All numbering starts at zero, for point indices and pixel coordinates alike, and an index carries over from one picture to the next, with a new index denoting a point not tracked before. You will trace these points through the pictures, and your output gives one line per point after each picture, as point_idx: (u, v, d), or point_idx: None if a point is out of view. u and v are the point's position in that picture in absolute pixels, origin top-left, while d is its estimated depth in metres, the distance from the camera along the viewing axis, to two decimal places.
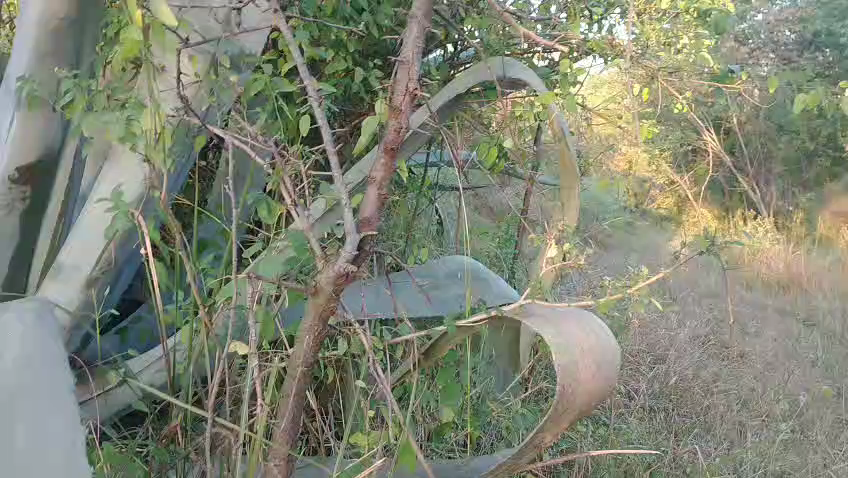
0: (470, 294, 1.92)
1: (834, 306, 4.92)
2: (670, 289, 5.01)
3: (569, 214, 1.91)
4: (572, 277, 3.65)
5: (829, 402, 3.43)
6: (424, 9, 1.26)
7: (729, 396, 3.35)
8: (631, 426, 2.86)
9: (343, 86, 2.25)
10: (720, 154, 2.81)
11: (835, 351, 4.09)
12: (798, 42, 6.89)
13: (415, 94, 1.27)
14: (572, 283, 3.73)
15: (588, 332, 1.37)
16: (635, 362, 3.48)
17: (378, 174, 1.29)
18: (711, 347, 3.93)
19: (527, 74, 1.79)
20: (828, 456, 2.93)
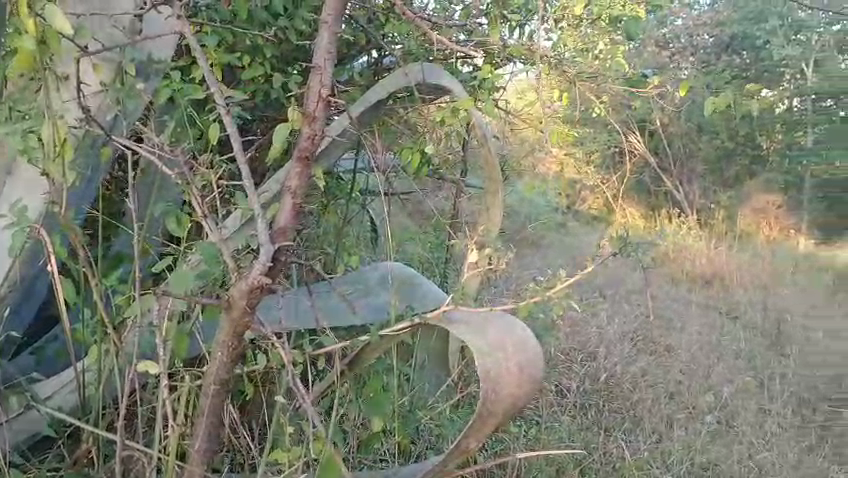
0: (397, 301, 1.90)
1: (755, 299, 5.11)
2: (601, 287, 5.13)
3: (493, 219, 1.91)
4: (504, 278, 3.70)
5: (752, 393, 3.56)
6: (335, 13, 1.24)
7: (657, 390, 3.43)
8: (562, 424, 2.90)
9: (262, 92, 2.20)
10: (643, 156, 2.88)
11: (756, 342, 4.24)
12: (717, 45, 7.63)
13: (329, 101, 1.25)
14: (504, 284, 3.78)
15: (512, 333, 1.38)
16: (567, 360, 3.54)
17: (292, 182, 1.25)
18: (639, 343, 4.04)
19: (446, 81, 1.77)
20: (752, 446, 3.03)
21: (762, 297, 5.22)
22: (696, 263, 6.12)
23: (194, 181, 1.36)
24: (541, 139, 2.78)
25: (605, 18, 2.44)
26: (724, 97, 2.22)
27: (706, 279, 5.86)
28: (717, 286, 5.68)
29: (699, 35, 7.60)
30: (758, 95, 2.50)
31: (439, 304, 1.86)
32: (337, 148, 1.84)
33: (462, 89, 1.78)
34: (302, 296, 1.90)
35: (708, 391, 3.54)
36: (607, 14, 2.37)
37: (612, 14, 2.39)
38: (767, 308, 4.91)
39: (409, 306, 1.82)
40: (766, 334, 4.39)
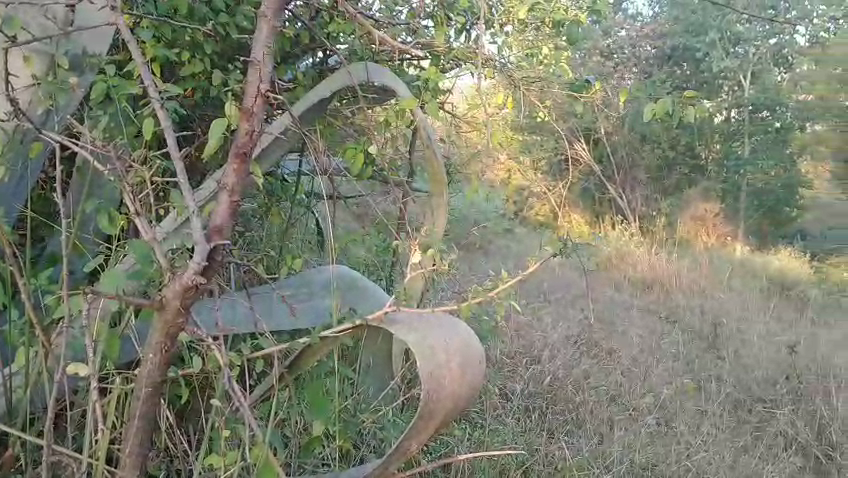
0: (339, 306, 1.89)
1: (693, 304, 5.26)
2: (546, 292, 5.21)
3: (440, 220, 1.90)
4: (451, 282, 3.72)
5: (690, 394, 3.65)
6: (273, 8, 1.25)
7: (600, 391, 3.49)
8: (507, 427, 2.92)
9: (203, 89, 2.17)
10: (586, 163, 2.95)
11: (694, 345, 4.36)
12: (658, 56, 8.04)
13: (268, 97, 1.25)
14: (451, 288, 3.80)
15: (452, 336, 1.38)
16: (512, 363, 3.57)
17: (229, 180, 1.23)
18: (582, 347, 4.10)
19: (390, 80, 1.75)
20: (690, 446, 3.09)
21: (700, 301, 5.37)
22: (638, 268, 6.26)
23: (127, 178, 1.34)
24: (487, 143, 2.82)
25: (549, 25, 2.50)
26: (663, 103, 2.31)
27: (647, 284, 6.00)
28: (658, 290, 5.83)
29: (642, 47, 8.02)
30: (697, 103, 2.57)
31: (381, 301, 1.85)
32: (280, 147, 1.82)
33: (406, 88, 1.75)
34: (240, 300, 1.87)
35: (648, 393, 3.61)
36: (550, 20, 2.41)
37: (555, 21, 2.45)
38: (705, 312, 5.06)
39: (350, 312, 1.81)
40: (703, 337, 4.51)
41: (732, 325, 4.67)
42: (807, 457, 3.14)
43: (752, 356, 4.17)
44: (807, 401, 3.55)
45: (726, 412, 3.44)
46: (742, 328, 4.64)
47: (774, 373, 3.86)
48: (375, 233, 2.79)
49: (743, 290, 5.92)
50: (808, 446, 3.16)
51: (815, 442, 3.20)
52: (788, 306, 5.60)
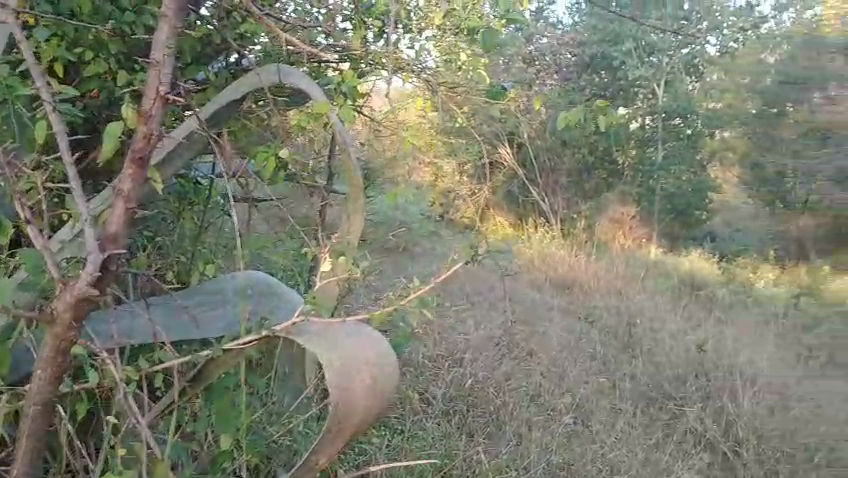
0: (249, 312, 1.83)
1: (610, 304, 5.42)
2: (470, 294, 5.25)
3: (356, 227, 1.87)
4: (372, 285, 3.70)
5: (607, 394, 3.74)
6: (175, 4, 1.21)
7: (520, 393, 3.53)
8: (425, 433, 2.91)
9: (107, 91, 2.08)
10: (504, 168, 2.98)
11: (611, 345, 4.48)
12: (577, 63, 8.26)
13: (169, 98, 1.20)
14: (373, 292, 3.78)
15: (368, 347, 1.35)
16: (434, 367, 3.58)
17: (125, 186, 1.19)
18: (504, 349, 4.15)
19: (306, 84, 1.70)
20: (605, 445, 3.17)
21: (617, 302, 5.52)
22: (558, 271, 6.39)
23: (17, 184, 1.27)
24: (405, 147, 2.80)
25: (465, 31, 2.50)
26: (575, 112, 2.35)
27: (568, 285, 6.14)
28: (577, 291, 5.97)
29: (562, 54, 8.19)
30: (612, 110, 2.64)
31: (291, 309, 1.79)
32: (187, 151, 1.82)
33: (322, 91, 1.70)
34: (137, 306, 1.80)
35: (566, 393, 3.69)
36: (465, 27, 2.41)
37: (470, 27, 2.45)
38: (622, 312, 5.22)
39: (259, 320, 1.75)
40: (619, 338, 4.64)
41: (646, 325, 4.83)
42: (714, 453, 3.27)
43: (664, 354, 4.31)
44: (714, 399, 3.70)
45: (639, 411, 3.54)
46: (655, 327, 4.80)
47: (684, 371, 4.01)
48: (285, 239, 2.72)
49: (657, 291, 6.13)
50: (715, 442, 3.30)
51: (722, 438, 3.33)
52: (699, 306, 5.83)
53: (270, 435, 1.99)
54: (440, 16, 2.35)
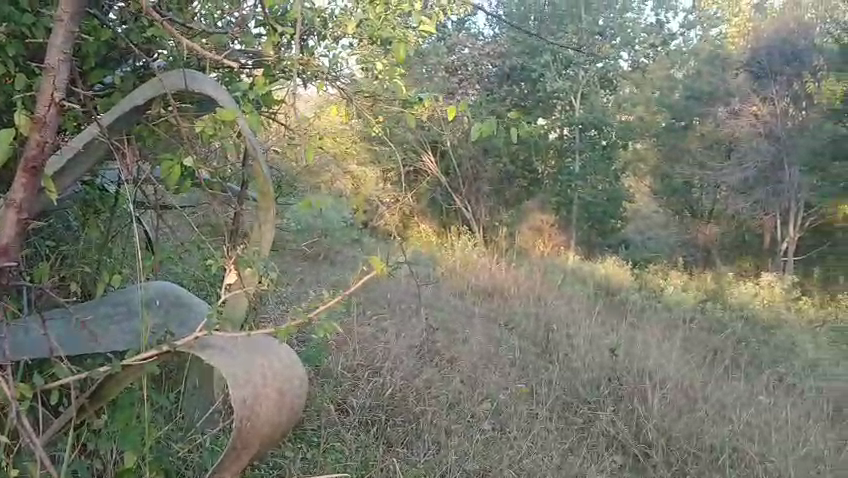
0: (151, 325, 1.80)
1: (529, 310, 5.54)
2: (392, 301, 5.27)
3: (266, 238, 1.85)
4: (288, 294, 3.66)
5: (524, 399, 3.82)
6: (68, 14, 1.47)
7: (441, 401, 3.55)
8: (344, 447, 2.88)
9: (5, 93, 1.98)
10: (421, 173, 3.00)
11: (529, 351, 4.57)
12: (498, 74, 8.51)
13: (58, 104, 1.47)
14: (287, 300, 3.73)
15: (271, 360, 1.36)
16: (354, 378, 3.56)
17: (17, 196, 1.46)
18: (424, 357, 4.16)
19: (213, 90, 1.69)
20: (521, 450, 3.20)
21: (536, 308, 5.64)
22: (479, 279, 6.49)
23: None
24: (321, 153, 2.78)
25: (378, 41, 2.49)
26: (488, 123, 2.39)
27: (488, 291, 6.25)
28: (497, 298, 6.03)
29: (484, 65, 8.93)
30: (528, 122, 2.73)
31: (198, 320, 1.78)
32: (87, 157, 1.80)
33: (229, 97, 1.68)
34: (32, 322, 1.79)
35: (485, 399, 3.73)
36: (377, 35, 2.39)
37: (383, 35, 2.44)
38: (541, 317, 5.35)
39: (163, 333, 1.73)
40: (537, 344, 4.75)
41: (563, 331, 4.95)
42: (626, 455, 3.35)
43: (579, 358, 4.41)
44: (626, 402, 3.79)
45: (555, 416, 3.62)
46: (571, 332, 4.94)
47: (598, 374, 4.10)
48: (189, 247, 2.62)
49: (573, 298, 6.28)
50: (627, 444, 3.38)
51: (633, 440, 3.42)
52: (612, 312, 6.01)
53: (174, 452, 1.96)
54: (352, 22, 2.29)
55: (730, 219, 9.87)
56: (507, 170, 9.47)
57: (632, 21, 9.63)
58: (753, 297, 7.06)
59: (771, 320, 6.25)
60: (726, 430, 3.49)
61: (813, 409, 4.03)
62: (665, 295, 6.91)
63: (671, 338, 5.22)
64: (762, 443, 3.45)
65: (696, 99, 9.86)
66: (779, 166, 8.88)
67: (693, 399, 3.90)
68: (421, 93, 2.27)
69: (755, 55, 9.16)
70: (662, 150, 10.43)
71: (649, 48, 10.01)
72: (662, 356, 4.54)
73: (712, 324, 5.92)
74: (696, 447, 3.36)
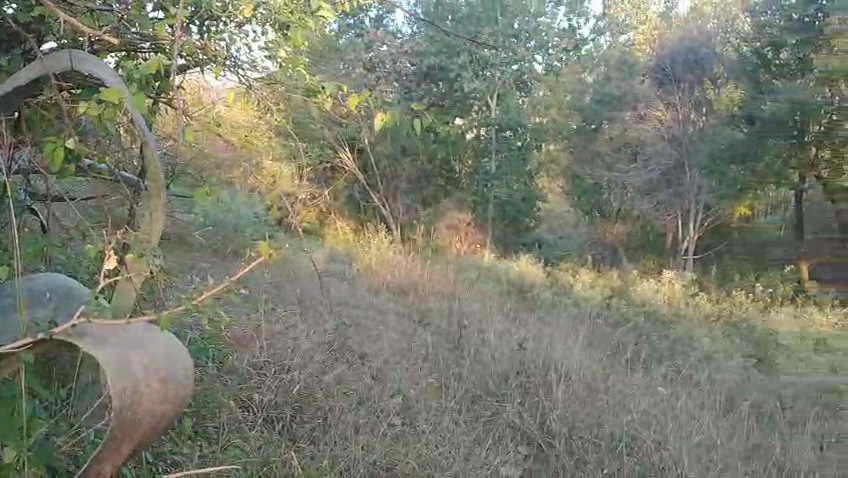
0: (27, 316, 1.70)
1: (443, 307, 5.59)
2: (303, 297, 5.20)
3: (156, 229, 1.77)
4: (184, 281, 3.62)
5: (434, 394, 3.83)
6: None
7: (351, 398, 3.51)
8: (245, 444, 2.87)
9: None
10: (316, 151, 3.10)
11: (442, 347, 4.60)
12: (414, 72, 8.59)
13: None
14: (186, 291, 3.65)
15: (158, 354, 1.45)
16: (260, 375, 3.47)
17: None
18: (338, 355, 4.09)
19: (100, 69, 1.62)
20: (427, 442, 3.21)
21: (450, 304, 5.68)
22: (394, 276, 6.50)
23: None
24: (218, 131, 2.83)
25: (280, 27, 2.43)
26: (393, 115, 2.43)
27: (403, 288, 6.26)
28: (412, 293, 6.05)
29: (401, 63, 9.00)
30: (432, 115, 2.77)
31: (76, 308, 1.68)
32: None
33: (117, 77, 1.61)
34: None
35: (395, 395, 3.73)
36: (275, 18, 2.30)
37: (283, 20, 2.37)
38: (453, 314, 5.39)
39: (37, 323, 1.64)
40: (450, 339, 4.81)
41: (475, 326, 5.00)
42: (531, 444, 3.41)
43: (490, 353, 4.47)
44: (533, 394, 3.85)
45: (464, 408, 3.65)
46: (483, 327, 5.01)
47: (507, 369, 4.16)
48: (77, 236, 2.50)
49: (486, 294, 6.38)
50: (531, 434, 3.44)
51: (538, 431, 3.48)
52: (524, 308, 6.15)
53: (55, 447, 1.90)
54: (250, 7, 2.22)
55: (636, 219, 10.28)
56: (422, 167, 9.76)
57: (546, 25, 9.75)
58: (655, 293, 7.37)
59: (671, 315, 6.51)
60: (624, 419, 3.60)
61: (707, 399, 4.18)
62: (575, 292, 7.13)
63: (578, 333, 5.39)
64: (659, 430, 3.54)
65: (605, 103, 10.10)
66: (681, 169, 9.46)
67: (595, 391, 4.01)
68: (325, 82, 2.25)
69: (661, 62, 9.49)
70: (574, 152, 10.65)
71: (562, 53, 10.14)
72: (568, 350, 4.66)
73: (617, 319, 6.15)
74: (597, 435, 3.44)
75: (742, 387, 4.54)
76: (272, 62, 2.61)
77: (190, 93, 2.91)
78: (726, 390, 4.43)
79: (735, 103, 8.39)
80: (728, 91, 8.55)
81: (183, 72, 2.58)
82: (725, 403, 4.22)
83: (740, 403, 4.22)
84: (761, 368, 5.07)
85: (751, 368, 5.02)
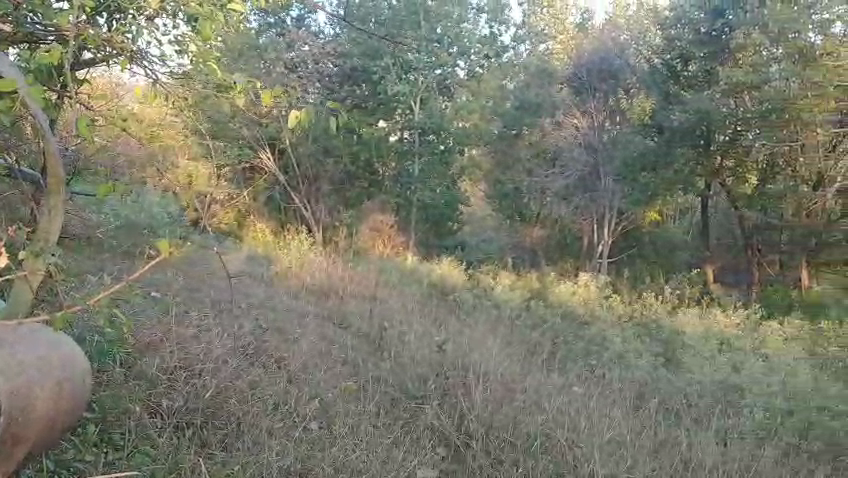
0: None
1: (363, 309, 5.56)
2: (218, 300, 5.08)
3: (55, 227, 1.70)
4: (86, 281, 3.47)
5: (351, 397, 3.79)
6: None
7: (265, 403, 3.43)
8: (153, 450, 2.80)
9: None
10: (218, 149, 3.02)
11: (361, 350, 4.57)
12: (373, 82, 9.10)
13: None
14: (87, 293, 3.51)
15: (57, 352, 1.53)
16: (170, 380, 3.35)
17: None
18: (253, 360, 3.98)
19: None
20: (343, 446, 3.18)
21: (370, 307, 5.66)
22: (313, 279, 6.42)
23: None
24: (128, 127, 2.74)
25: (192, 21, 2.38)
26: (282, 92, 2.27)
27: (323, 289, 6.19)
28: (332, 296, 6.00)
29: (324, 63, 8.89)
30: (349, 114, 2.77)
31: None
32: None
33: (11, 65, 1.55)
34: None
35: (312, 399, 3.68)
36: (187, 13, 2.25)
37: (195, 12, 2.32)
38: (373, 316, 5.36)
39: None
40: (369, 342, 4.78)
41: (396, 328, 5.00)
42: (449, 446, 3.42)
43: (409, 354, 4.47)
44: (451, 394, 3.86)
45: (382, 412, 3.64)
46: (403, 329, 5.01)
47: (426, 370, 4.17)
48: None
49: (407, 296, 6.38)
50: (448, 435, 3.46)
51: (455, 432, 3.50)
52: (444, 309, 6.20)
53: None
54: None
55: (553, 222, 10.55)
56: (344, 171, 9.65)
57: (469, 31, 9.95)
58: (571, 294, 7.58)
59: (586, 316, 6.70)
60: (539, 418, 3.65)
61: (618, 397, 4.32)
62: (494, 295, 7.23)
63: (496, 334, 5.48)
64: (572, 429, 3.60)
65: (523, 109, 10.00)
66: (595, 176, 9.66)
67: (511, 390, 4.05)
68: (235, 76, 2.19)
69: (576, 70, 9.56)
70: (495, 156, 10.55)
71: (483, 59, 10.24)
72: (486, 351, 4.72)
73: (535, 320, 6.28)
74: (513, 435, 3.48)
75: (651, 385, 4.70)
76: (185, 58, 2.57)
77: (96, 88, 2.80)
78: (636, 388, 4.59)
79: (647, 113, 9.08)
80: (640, 101, 9.18)
81: (90, 65, 2.51)
82: (635, 401, 4.36)
83: (648, 400, 4.37)
84: (669, 367, 5.28)
85: (660, 367, 5.23)
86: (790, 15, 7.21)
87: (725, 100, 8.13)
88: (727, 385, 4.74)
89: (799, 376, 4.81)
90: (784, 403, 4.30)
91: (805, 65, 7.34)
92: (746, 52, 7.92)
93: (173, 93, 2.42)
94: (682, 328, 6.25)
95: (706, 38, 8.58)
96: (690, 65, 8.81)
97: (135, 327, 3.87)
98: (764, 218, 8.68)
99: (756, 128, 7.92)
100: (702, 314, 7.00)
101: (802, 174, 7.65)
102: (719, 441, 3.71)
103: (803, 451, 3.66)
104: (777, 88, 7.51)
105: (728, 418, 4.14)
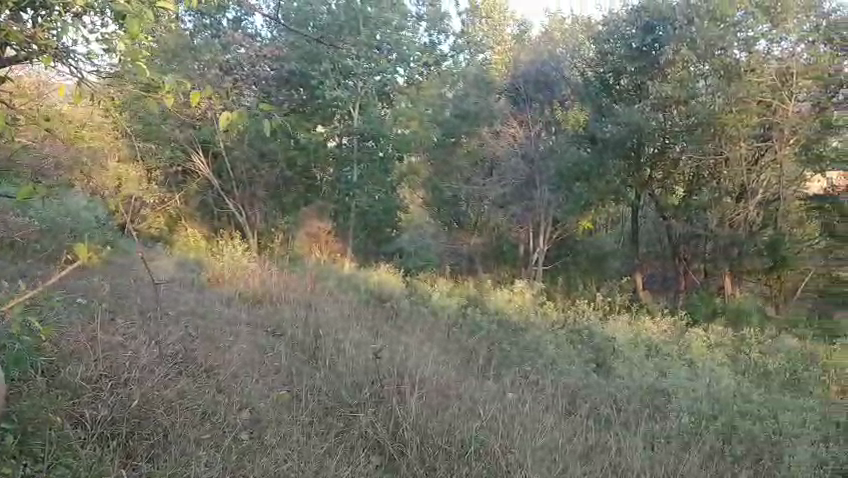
0: None
1: (298, 316, 5.47)
2: (147, 308, 4.91)
3: None
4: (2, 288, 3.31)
5: (283, 406, 3.73)
6: None
7: (194, 412, 3.35)
8: (75, 461, 2.71)
9: None
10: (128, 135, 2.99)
11: (296, 357, 4.51)
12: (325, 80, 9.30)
13: None
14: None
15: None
16: (94, 389, 3.24)
17: None
18: (181, 367, 3.85)
19: None
20: (276, 456, 3.12)
21: (305, 313, 5.57)
22: (247, 286, 6.30)
23: None
24: (49, 126, 2.62)
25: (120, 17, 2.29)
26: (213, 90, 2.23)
27: (256, 297, 6.07)
28: (266, 303, 5.88)
29: (261, 66, 8.97)
30: (279, 114, 2.76)
31: None
32: None
33: None
34: None
35: (243, 409, 3.62)
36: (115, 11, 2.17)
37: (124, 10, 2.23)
38: (308, 324, 5.27)
39: None
40: (304, 350, 4.71)
41: (331, 336, 4.95)
42: (382, 454, 3.39)
43: (344, 362, 4.41)
44: (386, 401, 3.82)
45: (316, 420, 3.58)
46: (339, 337, 4.96)
47: (363, 377, 4.11)
48: None
49: (343, 304, 6.31)
50: (383, 443, 3.43)
51: (390, 440, 3.47)
52: (381, 316, 6.18)
53: None
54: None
55: (492, 229, 10.63)
56: (282, 174, 9.95)
57: (407, 38, 9.91)
58: (507, 302, 7.65)
59: (521, 323, 6.78)
60: (474, 424, 3.64)
61: (551, 402, 4.37)
62: (432, 302, 7.22)
63: (432, 341, 5.47)
64: (505, 435, 3.60)
65: (462, 118, 10.14)
66: (530, 186, 9.88)
67: (447, 398, 4.02)
68: (165, 75, 2.14)
69: (514, 81, 9.76)
70: (433, 164, 10.51)
71: (424, 66, 10.27)
72: (422, 358, 4.71)
73: (471, 327, 6.32)
74: (448, 442, 3.46)
75: (582, 390, 4.81)
76: (113, 56, 2.48)
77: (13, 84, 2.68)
78: (569, 394, 4.67)
79: (581, 123, 9.27)
80: (575, 112, 9.35)
81: (11, 62, 2.41)
82: (567, 406, 4.44)
83: (580, 405, 4.45)
84: (601, 373, 5.41)
85: (592, 372, 5.35)
86: (718, 33, 7.68)
87: (654, 114, 8.24)
88: (655, 390, 4.87)
89: (722, 381, 4.99)
90: (708, 407, 4.44)
91: (730, 80, 7.82)
92: (675, 69, 8.08)
93: (99, 92, 2.33)
94: (613, 335, 6.39)
95: (636, 53, 8.58)
96: (621, 78, 8.80)
97: (58, 333, 3.74)
98: (691, 228, 8.98)
99: (683, 140, 8.15)
100: (632, 321, 7.20)
101: (727, 186, 8.29)
102: (647, 444, 3.81)
103: (726, 454, 3.80)
104: (702, 102, 7.86)
105: (656, 422, 4.25)
